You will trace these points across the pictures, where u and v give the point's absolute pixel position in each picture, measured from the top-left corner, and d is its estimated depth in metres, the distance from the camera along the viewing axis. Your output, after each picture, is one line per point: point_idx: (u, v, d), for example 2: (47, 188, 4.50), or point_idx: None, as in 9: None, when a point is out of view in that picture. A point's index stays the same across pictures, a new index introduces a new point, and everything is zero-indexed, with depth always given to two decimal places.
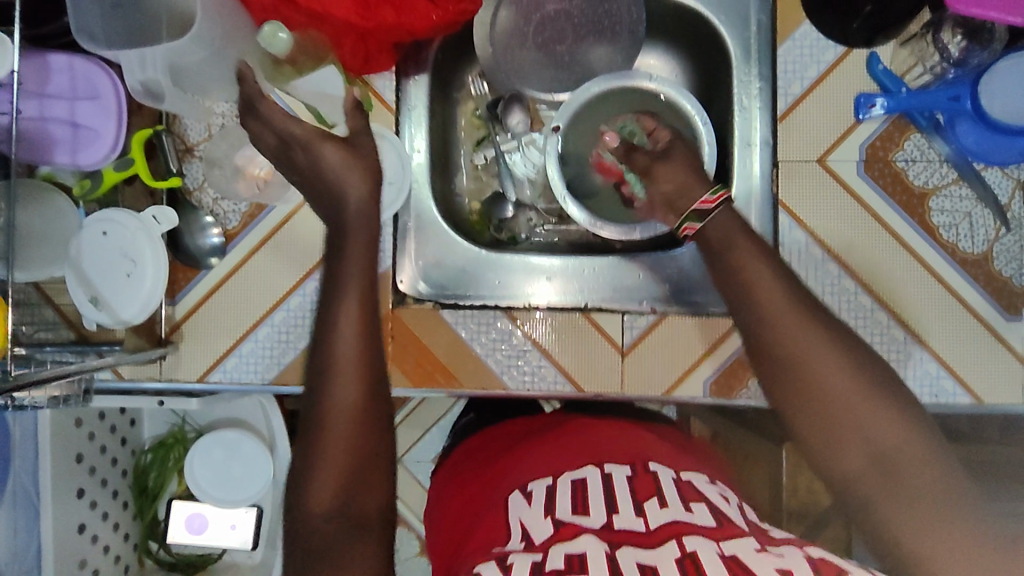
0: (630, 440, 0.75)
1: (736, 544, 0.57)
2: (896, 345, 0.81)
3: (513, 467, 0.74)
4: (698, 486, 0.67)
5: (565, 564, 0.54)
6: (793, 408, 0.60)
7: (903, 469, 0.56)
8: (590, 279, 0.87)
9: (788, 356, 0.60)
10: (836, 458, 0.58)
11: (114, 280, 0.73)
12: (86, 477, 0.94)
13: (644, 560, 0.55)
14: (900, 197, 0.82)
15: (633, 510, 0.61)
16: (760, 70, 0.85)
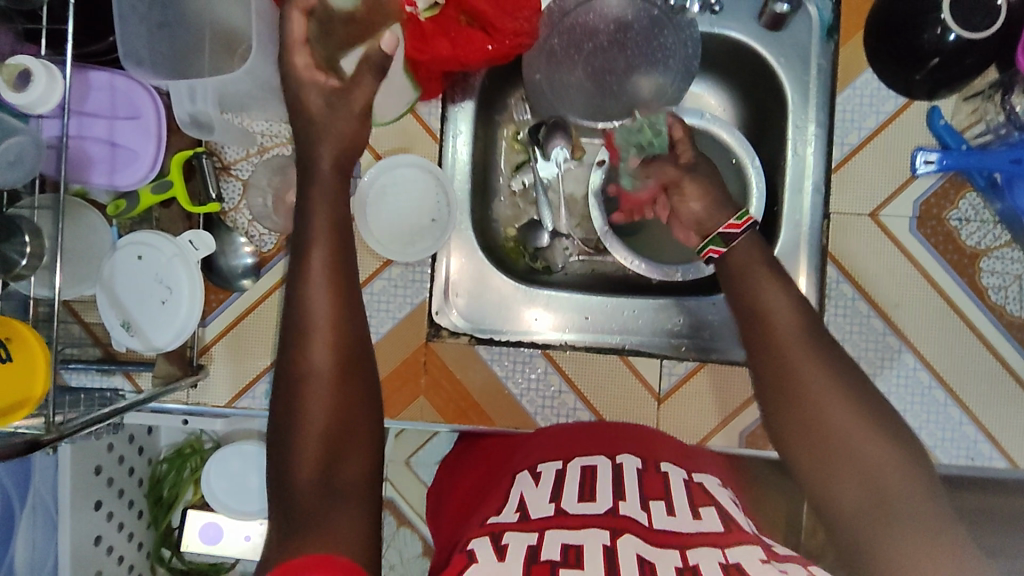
0: (637, 437, 0.72)
1: (743, 553, 0.53)
2: (888, 350, 0.80)
3: (515, 456, 0.72)
4: (710, 490, 0.65)
5: (561, 555, 0.51)
6: (800, 423, 0.57)
7: (908, 515, 0.51)
8: (630, 320, 0.85)
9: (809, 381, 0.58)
10: (834, 483, 0.54)
11: (148, 306, 0.71)
12: (104, 488, 0.93)
13: (647, 554, 0.51)
14: (951, 256, 0.81)
15: (640, 503, 0.58)
16: (816, 116, 0.83)
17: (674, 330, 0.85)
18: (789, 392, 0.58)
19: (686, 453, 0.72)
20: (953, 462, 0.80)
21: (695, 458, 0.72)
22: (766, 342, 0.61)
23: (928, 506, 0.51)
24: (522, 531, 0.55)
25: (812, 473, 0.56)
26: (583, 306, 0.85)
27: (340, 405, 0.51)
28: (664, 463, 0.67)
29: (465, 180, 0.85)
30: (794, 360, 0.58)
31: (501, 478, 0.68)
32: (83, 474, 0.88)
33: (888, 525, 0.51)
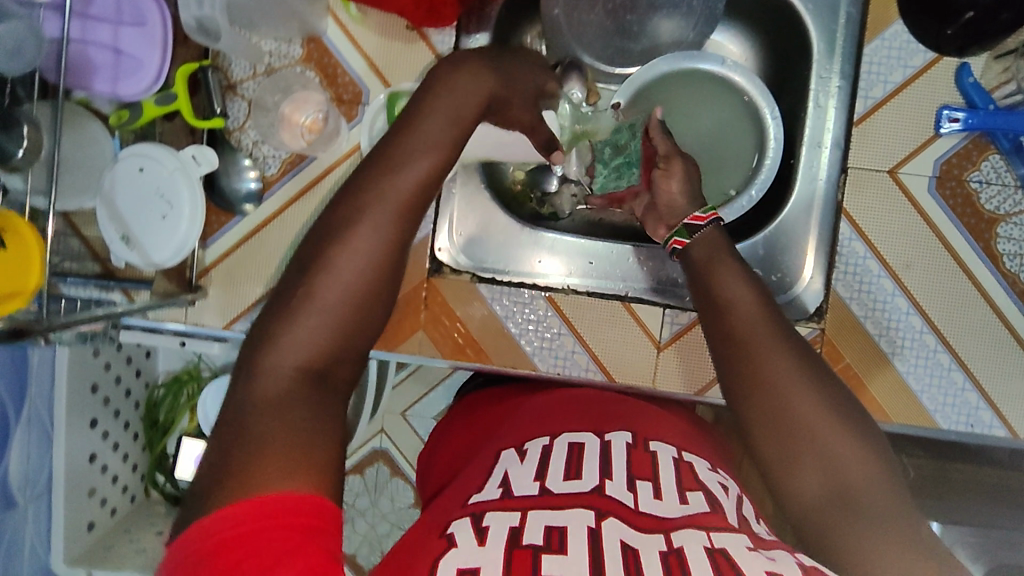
0: (625, 416, 0.70)
1: (728, 538, 0.52)
2: (902, 337, 0.79)
3: (500, 425, 0.71)
4: (699, 473, 0.63)
5: (543, 539, 0.50)
6: (765, 429, 0.61)
7: (869, 510, 0.54)
8: (633, 268, 0.84)
9: (763, 380, 0.61)
10: (800, 480, 0.58)
11: (148, 220, 0.70)
12: (99, 407, 0.94)
13: (629, 538, 0.50)
14: (968, 219, 0.78)
15: (626, 482, 0.57)
16: (841, 67, 0.80)
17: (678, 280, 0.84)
18: (761, 389, 0.61)
19: (674, 432, 0.70)
20: (952, 428, 0.80)
21: (684, 437, 0.70)
22: (732, 345, 0.64)
23: (891, 501, 0.55)
24: (502, 511, 0.54)
25: (779, 467, 0.60)
26: (587, 251, 0.85)
27: (318, 352, 0.48)
28: (653, 443, 0.65)
29: None
30: (762, 356, 0.62)
31: (484, 451, 0.67)
32: (79, 390, 0.89)
33: (852, 518, 0.55)
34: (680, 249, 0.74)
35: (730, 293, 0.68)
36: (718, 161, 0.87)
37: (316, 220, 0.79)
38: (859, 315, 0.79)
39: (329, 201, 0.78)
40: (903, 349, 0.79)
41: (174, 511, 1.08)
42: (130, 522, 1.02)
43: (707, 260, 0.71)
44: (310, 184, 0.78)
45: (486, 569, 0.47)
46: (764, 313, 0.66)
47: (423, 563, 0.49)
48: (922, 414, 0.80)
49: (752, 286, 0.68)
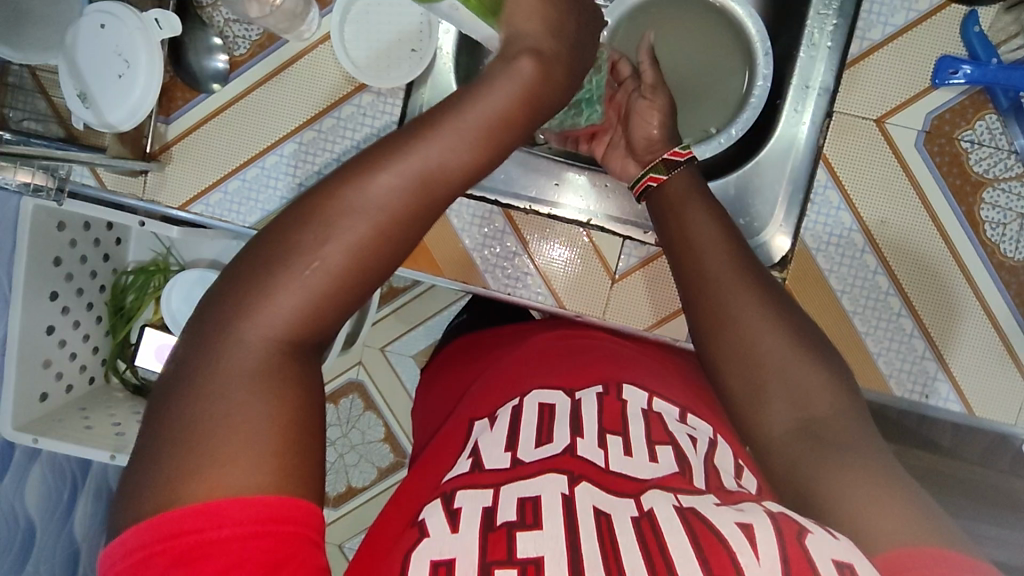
0: (600, 363, 0.66)
1: (697, 499, 0.49)
2: (888, 314, 0.76)
3: (477, 384, 0.69)
4: (668, 423, 0.59)
5: (517, 514, 0.47)
6: (729, 366, 0.59)
7: (830, 439, 0.54)
8: (600, 194, 0.81)
9: (712, 306, 0.61)
10: (766, 415, 0.57)
11: (105, 78, 0.69)
12: (62, 282, 0.93)
13: (602, 505, 0.47)
14: (953, 180, 0.75)
15: (597, 439, 0.54)
16: (842, 4, 0.75)
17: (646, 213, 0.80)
18: (721, 327, 0.60)
19: (647, 372, 0.67)
20: (905, 397, 0.76)
21: (656, 377, 0.66)
22: (704, 286, 0.62)
23: (847, 426, 0.54)
24: (473, 488, 0.51)
25: (746, 402, 0.58)
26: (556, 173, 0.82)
27: (301, 325, 0.46)
28: (627, 388, 0.62)
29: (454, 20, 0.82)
30: (731, 302, 0.60)
31: (459, 416, 0.64)
32: (42, 259, 0.88)
33: (814, 451, 0.53)
34: (653, 186, 0.70)
35: (690, 222, 0.65)
36: (701, 98, 0.86)
37: (282, 106, 0.78)
38: (825, 269, 0.75)
39: (299, 87, 0.78)
40: (888, 323, 0.76)
41: (132, 399, 1.07)
42: (85, 402, 1.01)
43: (682, 196, 0.68)
44: (275, 72, 0.78)
45: (461, 558, 0.44)
46: (716, 242, 0.63)
47: (395, 561, 0.46)
48: (875, 378, 0.76)
49: (712, 215, 0.66)
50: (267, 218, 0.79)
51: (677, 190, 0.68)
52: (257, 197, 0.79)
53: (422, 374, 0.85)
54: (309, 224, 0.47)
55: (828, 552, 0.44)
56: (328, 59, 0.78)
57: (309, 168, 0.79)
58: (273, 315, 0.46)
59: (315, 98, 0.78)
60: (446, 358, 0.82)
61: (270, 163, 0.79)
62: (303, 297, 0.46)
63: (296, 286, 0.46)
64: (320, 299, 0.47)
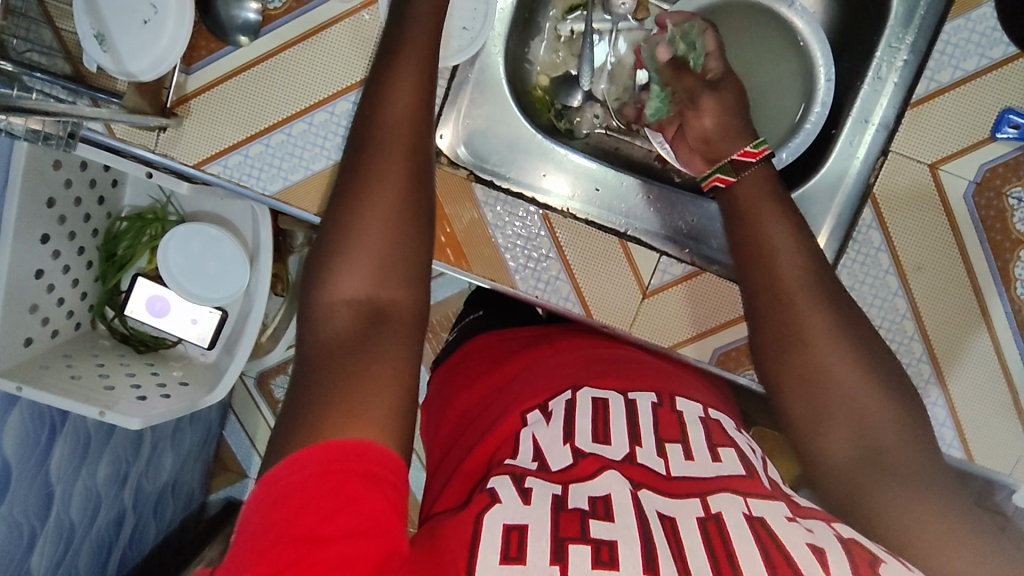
0: (647, 374, 0.67)
1: (767, 507, 0.49)
2: (909, 359, 0.76)
3: (522, 377, 0.68)
4: (726, 429, 0.61)
5: (589, 504, 0.47)
6: (792, 380, 0.59)
7: (892, 462, 0.54)
8: (639, 206, 0.79)
9: (792, 329, 0.60)
10: (830, 434, 0.57)
11: (129, 22, 0.63)
12: (53, 223, 0.86)
13: (664, 509, 0.48)
14: (994, 235, 0.74)
15: (655, 447, 0.55)
16: (914, 41, 0.74)
17: (684, 230, 0.79)
18: (789, 351, 0.59)
19: (689, 387, 0.69)
20: None
21: (697, 392, 0.68)
22: (775, 301, 0.61)
23: (913, 454, 0.54)
24: (542, 478, 0.50)
25: (806, 417, 0.59)
26: (596, 177, 0.78)
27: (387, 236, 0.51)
28: (679, 400, 0.63)
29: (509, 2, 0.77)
30: (800, 316, 0.59)
31: (503, 410, 0.64)
32: (35, 198, 0.81)
33: (876, 473, 0.54)
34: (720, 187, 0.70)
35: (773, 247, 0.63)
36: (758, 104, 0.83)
37: (316, 69, 0.72)
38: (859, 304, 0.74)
39: (334, 51, 0.72)
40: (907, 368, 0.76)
41: (119, 348, 1.02)
42: (70, 348, 0.95)
43: (753, 200, 0.66)
44: (312, 31, 0.72)
45: (534, 527, 0.44)
46: (778, 268, 0.61)
47: (465, 517, 0.46)
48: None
49: (779, 236, 0.63)
50: (289, 189, 0.74)
51: (749, 194, 0.67)
52: (281, 165, 0.74)
53: (435, 375, 0.82)
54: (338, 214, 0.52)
55: None
56: (369, 24, 0.72)
57: (339, 139, 0.74)
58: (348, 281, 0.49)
59: (352, 67, 0.72)
60: (477, 348, 0.80)
61: (297, 130, 0.73)
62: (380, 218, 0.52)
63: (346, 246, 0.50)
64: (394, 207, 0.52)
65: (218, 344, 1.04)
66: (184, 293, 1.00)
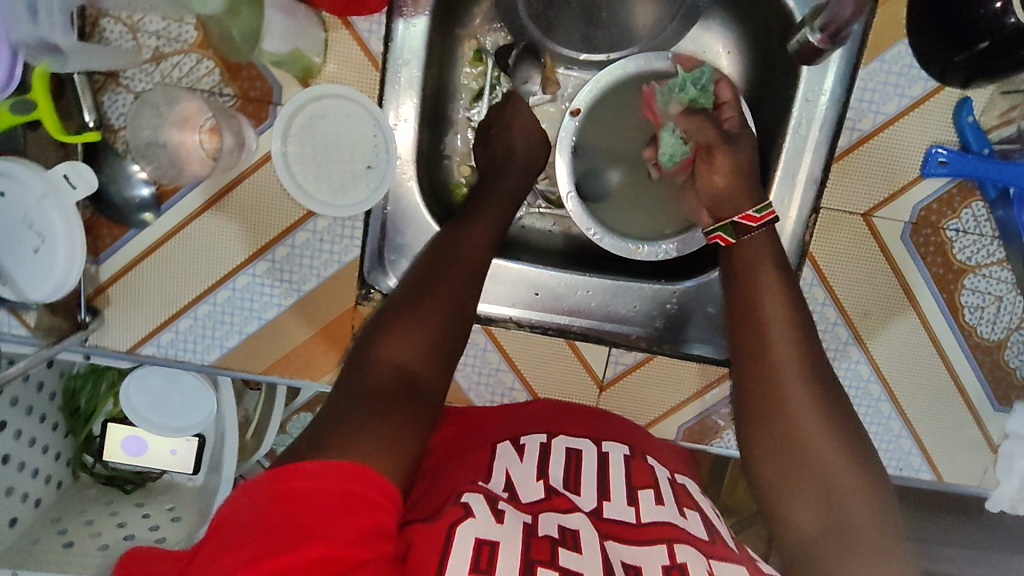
0: (615, 425, 0.66)
1: (729, 570, 0.49)
2: (868, 400, 0.77)
3: (490, 424, 0.65)
4: (692, 492, 0.60)
5: (559, 534, 0.48)
6: (758, 413, 0.56)
7: (861, 539, 0.49)
8: (582, 301, 0.76)
9: (763, 337, 0.58)
10: (793, 505, 0.52)
11: (17, 250, 0.60)
12: (8, 408, 0.86)
13: (629, 559, 0.48)
14: (937, 269, 0.74)
15: (626, 499, 0.54)
16: (833, 89, 0.69)
17: (631, 316, 0.76)
18: (754, 379, 0.57)
19: (649, 442, 0.67)
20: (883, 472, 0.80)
21: (659, 450, 0.67)
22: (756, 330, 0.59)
23: (885, 547, 0.49)
24: (513, 507, 0.50)
25: (776, 471, 0.54)
26: (534, 282, 0.75)
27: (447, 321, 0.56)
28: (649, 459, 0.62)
29: (411, 121, 0.71)
30: (777, 365, 0.56)
31: (474, 439, 0.62)
32: None
33: (842, 551, 0.49)
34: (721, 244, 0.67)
35: None
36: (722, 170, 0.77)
37: (226, 236, 0.70)
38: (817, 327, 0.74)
39: (241, 214, 0.69)
40: (868, 407, 0.78)
41: (106, 494, 1.03)
42: (58, 511, 0.97)
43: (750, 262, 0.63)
44: (213, 200, 0.69)
45: (505, 545, 0.45)
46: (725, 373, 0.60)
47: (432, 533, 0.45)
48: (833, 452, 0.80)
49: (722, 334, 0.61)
50: (228, 355, 0.73)
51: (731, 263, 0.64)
52: (215, 333, 0.73)
53: None
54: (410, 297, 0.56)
55: None
56: (270, 180, 0.69)
57: (267, 300, 0.72)
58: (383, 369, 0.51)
59: (265, 226, 0.70)
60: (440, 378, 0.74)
61: (223, 298, 0.72)
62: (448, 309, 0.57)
63: (402, 329, 0.54)
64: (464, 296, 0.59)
65: (202, 467, 1.05)
66: (156, 430, 0.99)
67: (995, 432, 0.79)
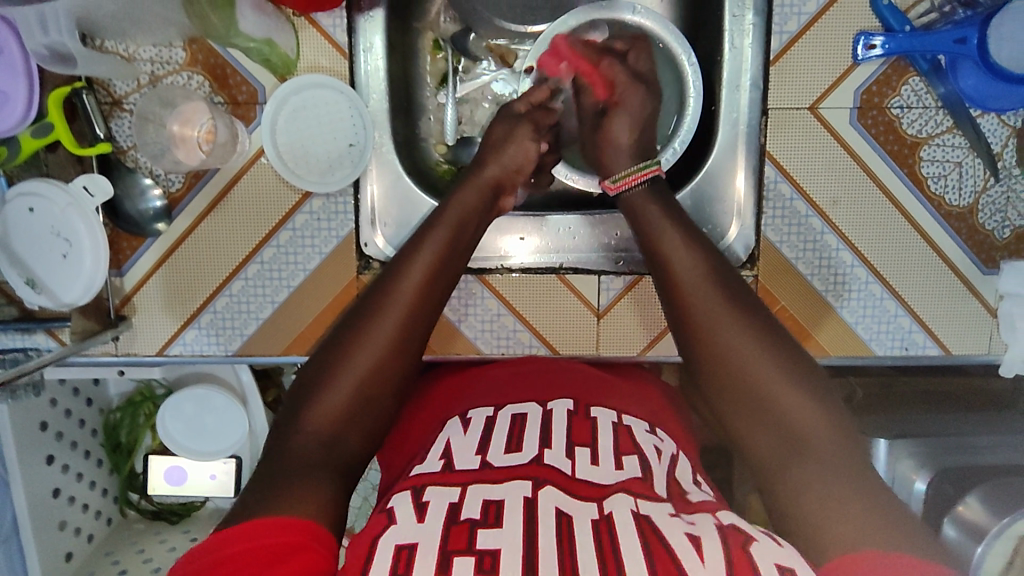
0: (569, 384, 0.69)
1: (655, 506, 0.50)
2: (857, 285, 0.80)
3: (445, 414, 0.68)
4: (637, 434, 0.61)
5: (481, 513, 0.47)
6: (711, 366, 0.59)
7: (816, 460, 0.52)
8: (566, 239, 0.82)
9: (697, 300, 0.61)
10: (751, 436, 0.56)
11: (49, 260, 0.67)
12: (54, 442, 0.91)
13: (565, 505, 0.48)
14: (891, 147, 0.78)
15: (565, 451, 0.55)
16: (754, 2, 0.76)
17: (615, 244, 0.81)
18: (708, 328, 0.60)
19: (607, 391, 0.69)
20: (887, 354, 0.82)
21: (619, 395, 0.69)
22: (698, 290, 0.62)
23: (841, 453, 0.53)
24: (444, 486, 0.51)
25: (738, 409, 0.57)
26: (519, 227, 0.81)
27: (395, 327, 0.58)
28: (594, 408, 0.64)
29: (383, 103, 0.78)
30: (716, 315, 0.60)
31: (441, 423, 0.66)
32: (28, 429, 0.86)
33: (807, 468, 0.52)
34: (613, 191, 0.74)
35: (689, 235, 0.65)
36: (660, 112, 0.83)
37: (234, 231, 0.77)
38: (775, 241, 0.79)
39: (243, 209, 0.76)
40: (859, 292, 0.80)
41: (155, 527, 1.07)
42: (110, 545, 1.01)
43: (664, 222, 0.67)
44: (218, 198, 0.76)
45: (424, 544, 0.44)
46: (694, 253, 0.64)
47: (365, 542, 0.47)
48: (815, 345, 0.81)
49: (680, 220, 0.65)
50: (247, 342, 0.78)
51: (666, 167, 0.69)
52: (234, 324, 0.78)
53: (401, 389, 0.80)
54: (366, 303, 0.59)
55: (772, 557, 0.44)
56: (265, 171, 0.76)
57: (277, 283, 0.78)
58: (326, 399, 0.54)
59: (265, 214, 0.76)
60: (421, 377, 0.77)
61: (236, 289, 0.78)
62: (391, 315, 0.58)
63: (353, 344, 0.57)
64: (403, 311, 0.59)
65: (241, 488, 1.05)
66: (184, 449, 1.01)
67: (990, 295, 0.80)
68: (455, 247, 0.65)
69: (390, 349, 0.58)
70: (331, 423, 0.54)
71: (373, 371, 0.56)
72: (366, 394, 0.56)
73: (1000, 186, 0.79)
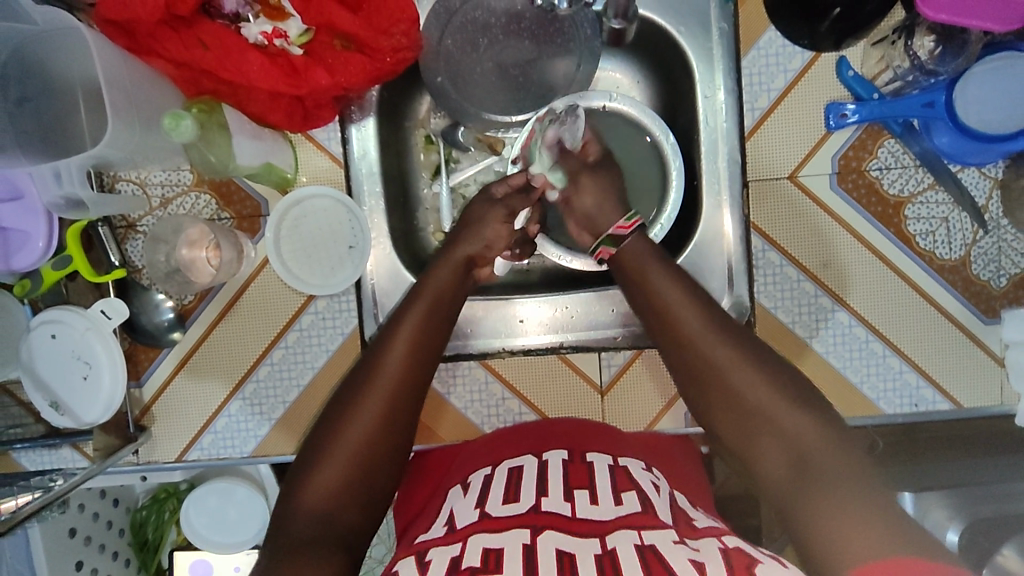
0: (566, 433, 0.72)
1: (658, 535, 0.53)
2: (858, 344, 0.81)
3: (448, 478, 0.70)
4: (635, 473, 0.64)
5: (481, 560, 0.49)
6: (707, 406, 0.62)
7: (823, 480, 0.53)
8: (564, 319, 0.83)
9: (681, 346, 0.64)
10: (760, 463, 0.58)
11: (71, 383, 0.71)
12: (82, 547, 0.94)
13: (565, 546, 0.50)
14: (875, 208, 0.80)
15: (563, 494, 0.58)
16: (724, 82, 0.79)
17: (613, 321, 0.83)
18: (694, 359, 0.63)
19: (606, 435, 0.72)
20: (898, 412, 0.81)
21: (616, 440, 0.72)
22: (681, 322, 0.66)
23: (845, 476, 0.53)
24: (445, 544, 0.53)
25: (737, 440, 0.60)
26: (517, 311, 0.83)
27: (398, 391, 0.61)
28: (590, 454, 0.67)
29: (380, 201, 0.82)
30: (704, 349, 0.62)
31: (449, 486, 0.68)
32: (57, 537, 0.89)
33: (805, 488, 0.54)
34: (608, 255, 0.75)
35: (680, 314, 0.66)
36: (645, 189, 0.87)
37: (245, 337, 0.80)
38: (768, 306, 0.80)
39: (252, 314, 0.80)
40: (860, 350, 0.81)
41: None
42: None
43: (645, 276, 0.69)
44: (227, 306, 0.80)
45: None
46: (685, 329, 0.64)
47: None
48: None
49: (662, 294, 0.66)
50: (262, 443, 0.81)
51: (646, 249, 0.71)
52: (249, 426, 0.81)
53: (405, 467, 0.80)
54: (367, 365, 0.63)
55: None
56: (272, 277, 0.80)
57: (288, 383, 0.81)
58: (321, 474, 0.56)
59: (271, 319, 0.80)
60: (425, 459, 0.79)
61: (250, 391, 0.81)
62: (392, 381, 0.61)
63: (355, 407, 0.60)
64: (406, 371, 0.62)
65: None
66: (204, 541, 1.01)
67: (995, 345, 0.80)
68: (441, 313, 0.69)
69: (387, 419, 0.60)
70: (324, 501, 0.55)
71: (382, 435, 0.59)
72: (370, 505, 0.57)
73: (990, 237, 0.80)
